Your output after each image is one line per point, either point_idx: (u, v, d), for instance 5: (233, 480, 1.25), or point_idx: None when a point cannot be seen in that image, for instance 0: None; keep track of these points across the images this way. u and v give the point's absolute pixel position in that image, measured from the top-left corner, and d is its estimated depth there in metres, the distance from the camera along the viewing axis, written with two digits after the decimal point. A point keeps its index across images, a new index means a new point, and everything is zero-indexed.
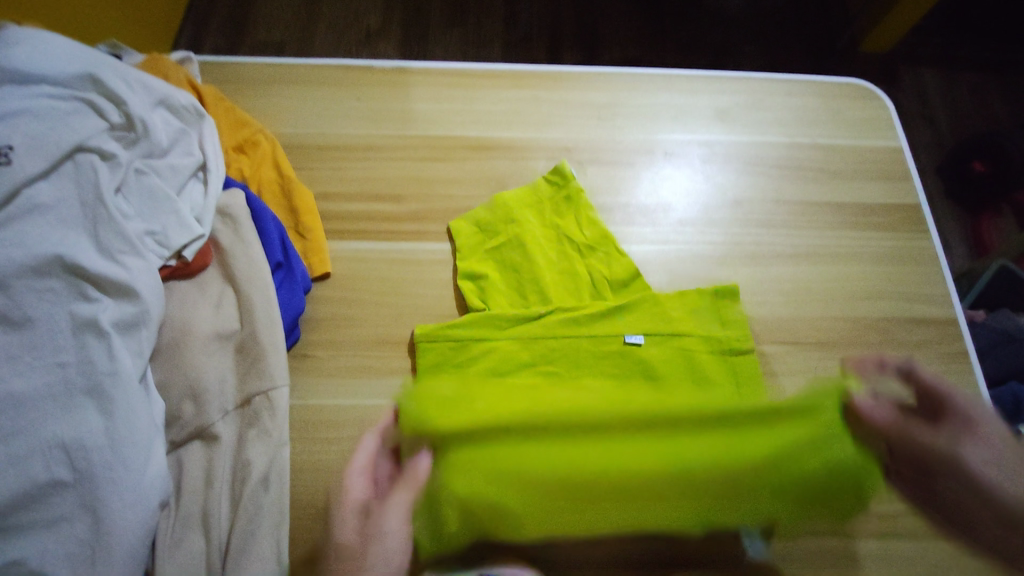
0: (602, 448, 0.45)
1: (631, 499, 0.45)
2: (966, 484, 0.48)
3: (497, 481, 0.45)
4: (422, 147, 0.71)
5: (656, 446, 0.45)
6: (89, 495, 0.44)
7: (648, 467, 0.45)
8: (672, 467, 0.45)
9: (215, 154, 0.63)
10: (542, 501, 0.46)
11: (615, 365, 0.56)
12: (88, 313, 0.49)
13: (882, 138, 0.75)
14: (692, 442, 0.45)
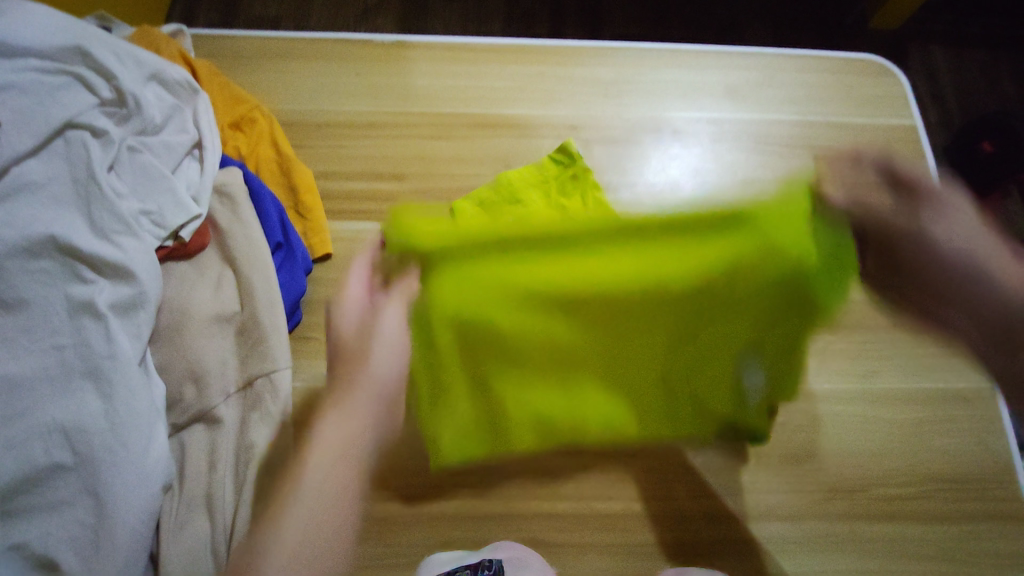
0: (578, 270, 0.47)
1: (609, 309, 0.48)
2: (941, 258, 0.47)
3: (487, 301, 0.48)
4: (424, 124, 0.69)
5: (627, 251, 0.46)
6: (90, 478, 0.44)
7: (622, 279, 0.47)
8: (636, 273, 0.46)
9: (210, 130, 0.60)
10: (528, 351, 0.51)
11: None
12: (83, 295, 0.48)
13: (896, 116, 0.73)
14: (665, 259, 0.46)
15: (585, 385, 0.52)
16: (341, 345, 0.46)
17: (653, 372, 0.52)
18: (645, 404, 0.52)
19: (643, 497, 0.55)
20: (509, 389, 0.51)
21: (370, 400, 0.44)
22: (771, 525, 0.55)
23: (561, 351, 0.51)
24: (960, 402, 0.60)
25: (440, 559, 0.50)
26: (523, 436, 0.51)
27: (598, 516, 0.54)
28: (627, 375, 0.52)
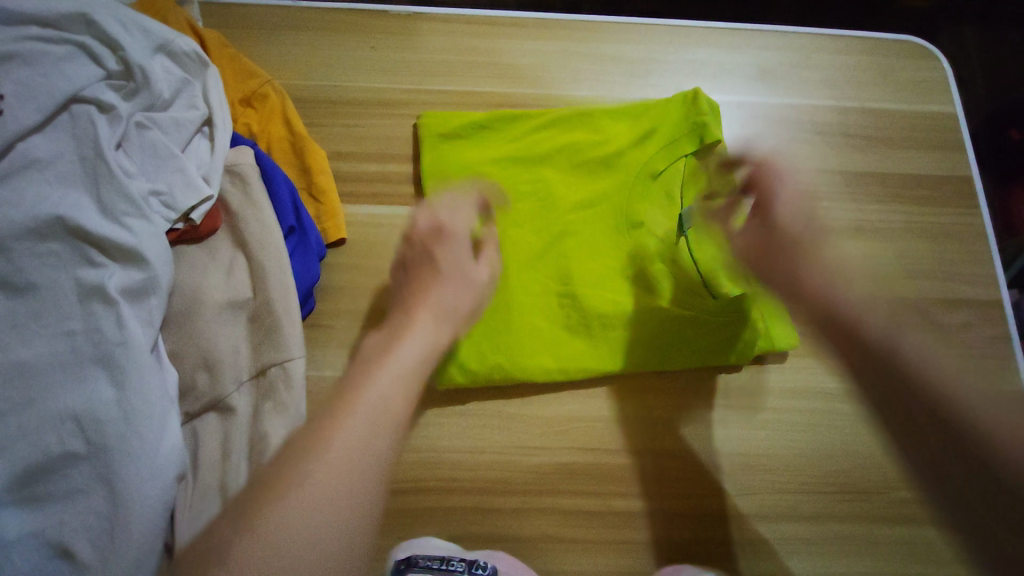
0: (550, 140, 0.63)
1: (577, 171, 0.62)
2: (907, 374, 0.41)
3: (484, 158, 0.61)
4: (441, 104, 0.65)
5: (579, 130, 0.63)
6: (105, 467, 0.43)
7: (581, 146, 0.62)
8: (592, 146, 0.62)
9: (221, 107, 0.58)
10: (533, 224, 0.60)
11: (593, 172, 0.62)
12: (93, 279, 0.46)
13: (936, 103, 0.69)
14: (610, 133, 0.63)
15: (578, 254, 0.59)
16: (410, 274, 0.50)
17: (630, 239, 0.60)
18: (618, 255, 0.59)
19: (661, 495, 0.54)
20: (515, 260, 0.58)
21: (431, 313, 0.46)
22: (790, 525, 0.54)
23: (546, 199, 0.60)
24: None
25: (434, 541, 0.51)
26: (533, 335, 0.56)
27: (617, 514, 0.53)
28: (606, 245, 0.60)
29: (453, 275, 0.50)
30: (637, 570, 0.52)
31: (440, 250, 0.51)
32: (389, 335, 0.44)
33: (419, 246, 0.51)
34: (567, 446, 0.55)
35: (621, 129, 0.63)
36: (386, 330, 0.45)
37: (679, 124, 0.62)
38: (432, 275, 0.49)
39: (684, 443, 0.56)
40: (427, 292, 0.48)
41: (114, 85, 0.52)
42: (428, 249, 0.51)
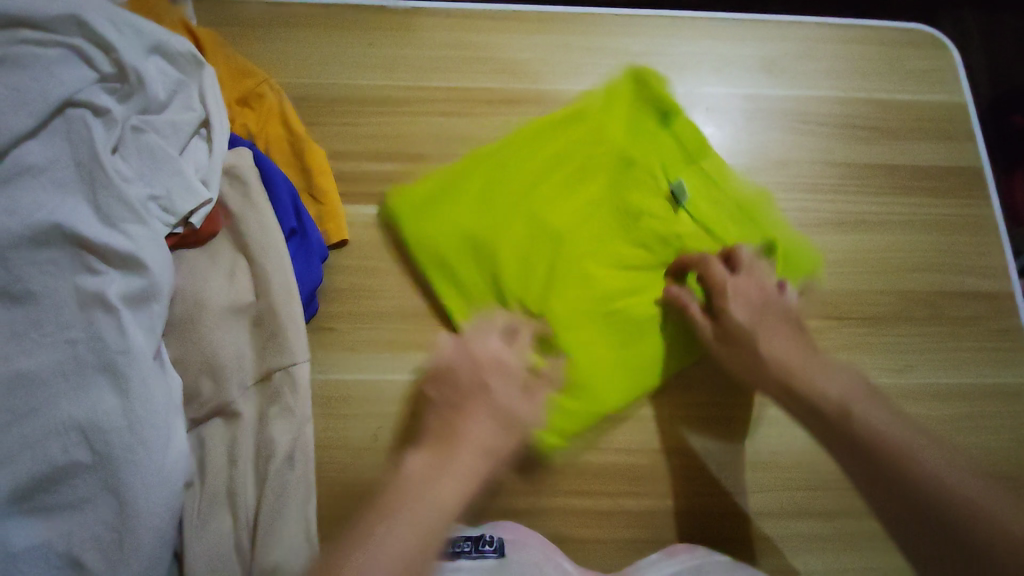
0: (502, 173, 0.60)
1: (555, 197, 0.60)
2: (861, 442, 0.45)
3: (458, 220, 0.58)
4: (441, 101, 0.65)
5: (519, 150, 0.61)
6: (110, 477, 0.43)
7: (535, 171, 0.60)
8: (552, 167, 0.61)
9: (218, 108, 0.57)
10: (550, 263, 0.57)
11: (571, 191, 0.60)
12: (94, 287, 0.46)
13: (943, 93, 0.68)
14: (555, 146, 0.61)
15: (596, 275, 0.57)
16: (456, 396, 0.50)
17: (637, 232, 0.60)
18: (632, 249, 0.59)
19: (670, 493, 0.54)
20: (544, 306, 0.56)
21: (473, 454, 0.47)
22: (798, 521, 0.54)
23: (540, 234, 0.58)
24: (995, 398, 0.58)
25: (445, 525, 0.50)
26: (584, 374, 0.54)
27: (627, 513, 0.53)
28: (617, 248, 0.59)
29: (497, 410, 0.50)
30: None
31: (494, 385, 0.50)
32: (436, 463, 0.46)
33: (470, 375, 0.51)
34: (576, 445, 0.55)
35: (584, 131, 0.62)
36: (433, 450, 0.47)
37: (638, 103, 0.63)
38: (483, 407, 0.49)
39: (693, 441, 0.55)
40: (473, 425, 0.48)
41: (109, 88, 0.51)
42: (483, 378, 0.51)
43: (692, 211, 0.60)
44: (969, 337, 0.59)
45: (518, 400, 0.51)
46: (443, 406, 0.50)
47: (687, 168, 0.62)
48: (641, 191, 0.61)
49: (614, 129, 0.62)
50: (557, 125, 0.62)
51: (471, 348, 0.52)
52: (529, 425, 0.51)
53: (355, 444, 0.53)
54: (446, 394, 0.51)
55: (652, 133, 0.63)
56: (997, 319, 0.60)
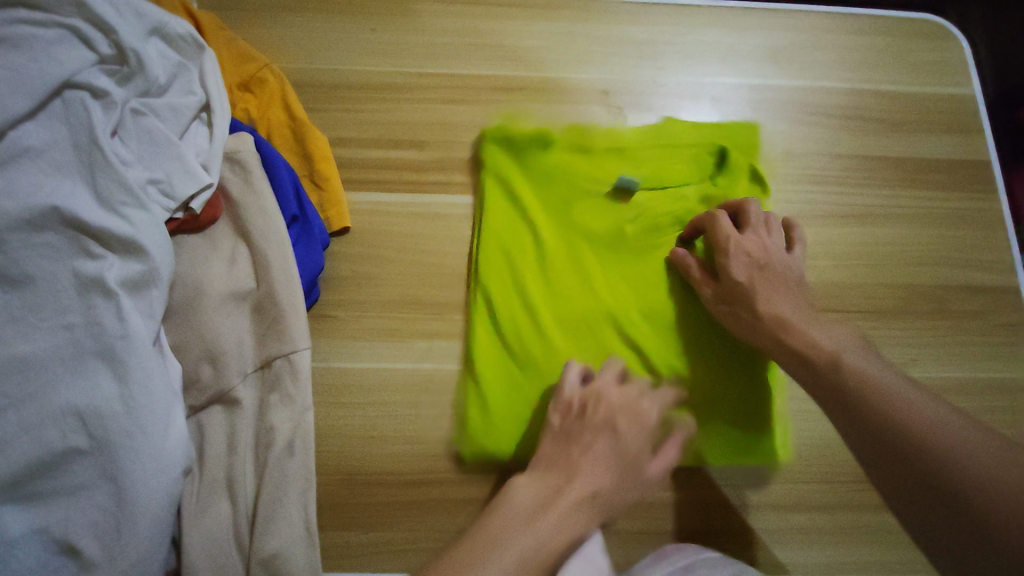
0: (498, 285, 0.56)
1: (565, 271, 0.57)
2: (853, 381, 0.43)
3: (498, 349, 0.55)
4: (444, 88, 0.64)
5: (489, 251, 0.57)
6: (109, 464, 0.42)
7: (523, 265, 0.57)
8: (546, 251, 0.57)
9: (219, 92, 0.56)
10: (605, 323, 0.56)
11: (574, 260, 0.57)
12: (93, 271, 0.45)
13: (952, 85, 0.67)
14: (521, 232, 0.58)
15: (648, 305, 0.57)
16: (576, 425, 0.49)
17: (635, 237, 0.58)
18: (646, 246, 0.58)
19: (672, 485, 0.53)
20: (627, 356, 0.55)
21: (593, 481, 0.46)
22: (802, 515, 0.54)
23: (571, 315, 0.56)
24: (1000, 391, 0.57)
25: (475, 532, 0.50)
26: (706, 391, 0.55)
27: (629, 505, 0.53)
28: (638, 259, 0.58)
29: (625, 457, 0.48)
30: None
31: (622, 431, 0.49)
32: (549, 492, 0.45)
33: (595, 425, 0.49)
34: None
35: (508, 199, 0.59)
36: (547, 480, 0.46)
37: (520, 130, 0.61)
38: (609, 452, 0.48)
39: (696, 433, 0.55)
40: (597, 468, 0.47)
41: (108, 70, 0.50)
42: (610, 427, 0.49)
43: (652, 184, 0.60)
44: (974, 331, 0.59)
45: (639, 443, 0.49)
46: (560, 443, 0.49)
47: (617, 161, 0.61)
48: (606, 216, 0.59)
49: (529, 180, 0.59)
50: (502, 211, 0.58)
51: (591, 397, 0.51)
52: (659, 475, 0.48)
53: (355, 433, 0.53)
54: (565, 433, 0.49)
55: (573, 151, 0.61)
56: (1003, 313, 0.60)
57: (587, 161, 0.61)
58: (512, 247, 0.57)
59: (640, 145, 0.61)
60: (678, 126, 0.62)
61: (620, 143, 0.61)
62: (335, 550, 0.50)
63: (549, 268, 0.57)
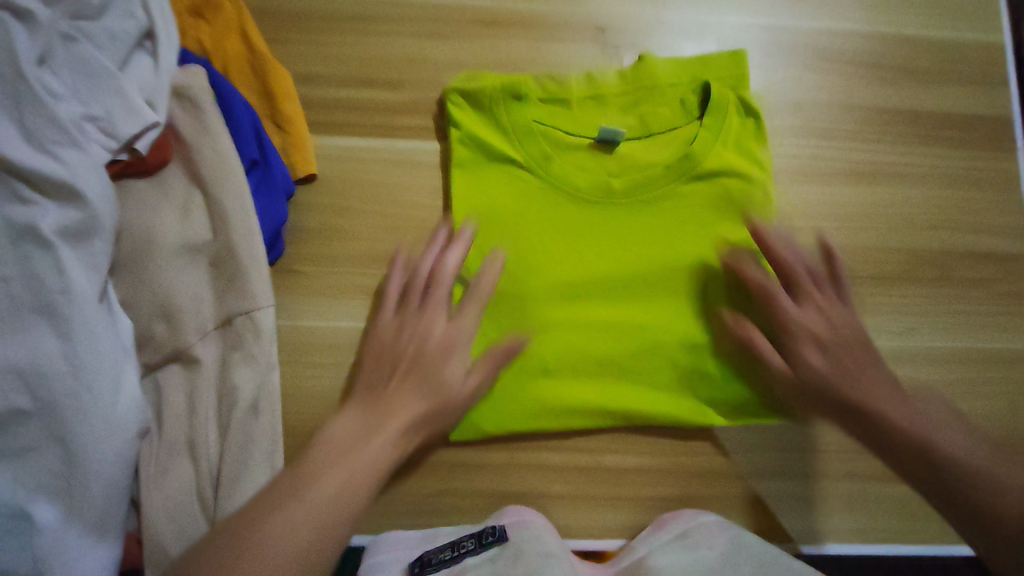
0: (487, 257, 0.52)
1: (557, 240, 0.52)
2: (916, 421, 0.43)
3: (488, 328, 0.51)
4: (424, 21, 0.57)
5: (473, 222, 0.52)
6: (56, 424, 0.40)
7: (510, 235, 0.52)
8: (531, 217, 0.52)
9: (164, 15, 0.49)
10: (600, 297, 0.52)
11: (565, 224, 0.53)
12: (26, 218, 0.41)
13: (981, 31, 0.61)
14: (501, 195, 0.53)
15: (637, 251, 0.53)
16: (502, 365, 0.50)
17: (624, 187, 0.53)
18: (644, 205, 0.53)
19: (653, 452, 0.52)
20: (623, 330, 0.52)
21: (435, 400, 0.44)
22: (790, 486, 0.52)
23: (566, 284, 0.52)
24: (995, 364, 0.55)
25: (390, 539, 0.47)
26: (693, 337, 0.52)
27: (606, 470, 0.51)
28: (633, 221, 0.53)
29: (440, 389, 0.44)
30: (626, 527, 0.51)
31: (441, 366, 0.45)
32: (377, 413, 0.41)
33: (417, 356, 0.45)
34: None
35: (479, 158, 0.53)
36: (363, 416, 0.41)
37: (487, 80, 0.54)
38: (421, 383, 0.44)
39: None
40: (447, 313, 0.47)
41: None
42: (428, 362, 0.45)
43: (635, 132, 0.55)
44: (975, 301, 0.56)
45: (454, 377, 0.45)
46: (377, 384, 0.44)
47: (597, 109, 0.55)
48: (589, 171, 0.54)
49: (501, 135, 0.53)
50: (486, 174, 0.53)
51: (414, 326, 0.46)
52: (574, 353, 0.51)
53: (324, 395, 0.50)
54: (379, 369, 0.45)
55: (554, 102, 0.55)
56: (1008, 282, 0.57)
57: (562, 111, 0.55)
58: (497, 213, 0.52)
59: (624, 93, 0.55)
60: (659, 63, 0.56)
61: (598, 90, 0.55)
62: None
63: (538, 232, 0.52)
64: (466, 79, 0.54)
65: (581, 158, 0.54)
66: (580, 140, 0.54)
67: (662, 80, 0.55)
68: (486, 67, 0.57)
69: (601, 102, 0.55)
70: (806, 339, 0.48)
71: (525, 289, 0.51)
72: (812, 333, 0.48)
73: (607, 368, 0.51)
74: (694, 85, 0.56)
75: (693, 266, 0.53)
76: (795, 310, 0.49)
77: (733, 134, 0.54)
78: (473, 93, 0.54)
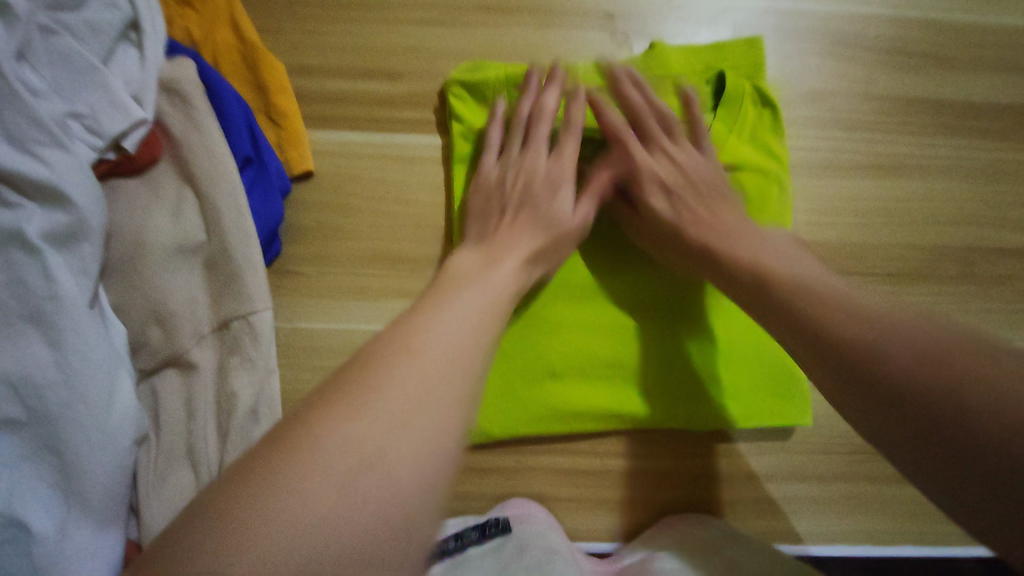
0: None
1: None
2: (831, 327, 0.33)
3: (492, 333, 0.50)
4: (423, 7, 0.54)
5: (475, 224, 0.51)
6: (51, 434, 0.39)
7: None
8: None
9: (149, 5, 0.47)
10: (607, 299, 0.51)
11: None
12: (10, 222, 0.39)
13: (1007, 14, 0.58)
14: None
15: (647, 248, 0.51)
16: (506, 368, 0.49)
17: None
18: None
19: (660, 456, 0.51)
20: (631, 332, 0.50)
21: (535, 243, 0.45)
22: (800, 488, 0.51)
23: (571, 286, 0.50)
24: None
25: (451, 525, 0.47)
26: (703, 338, 0.50)
27: (612, 473, 0.51)
28: None
29: (549, 218, 0.46)
30: (633, 531, 0.50)
31: (548, 198, 0.47)
32: (483, 261, 0.42)
33: (521, 189, 0.47)
34: None
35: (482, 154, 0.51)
36: (477, 254, 0.42)
37: (491, 71, 0.52)
38: (531, 215, 0.46)
39: None
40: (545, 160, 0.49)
41: None
42: (535, 194, 0.47)
43: None
44: (994, 299, 0.55)
45: (562, 209, 0.47)
46: (488, 197, 0.48)
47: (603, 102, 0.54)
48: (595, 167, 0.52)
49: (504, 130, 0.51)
50: None
51: (518, 165, 0.49)
52: (580, 356, 0.50)
53: None
54: (489, 199, 0.48)
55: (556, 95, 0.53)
56: None
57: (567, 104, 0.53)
58: None
59: None
60: (669, 50, 0.53)
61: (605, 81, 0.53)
62: None
63: None
64: (468, 69, 0.52)
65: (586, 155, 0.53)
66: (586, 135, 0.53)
67: (673, 70, 0.53)
68: (488, 56, 0.55)
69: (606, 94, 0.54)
70: (650, 183, 0.49)
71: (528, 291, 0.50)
72: (659, 177, 0.49)
73: (614, 371, 0.50)
74: (707, 75, 0.54)
75: None
76: (647, 159, 0.49)
77: (745, 128, 0.53)
78: (475, 84, 0.52)
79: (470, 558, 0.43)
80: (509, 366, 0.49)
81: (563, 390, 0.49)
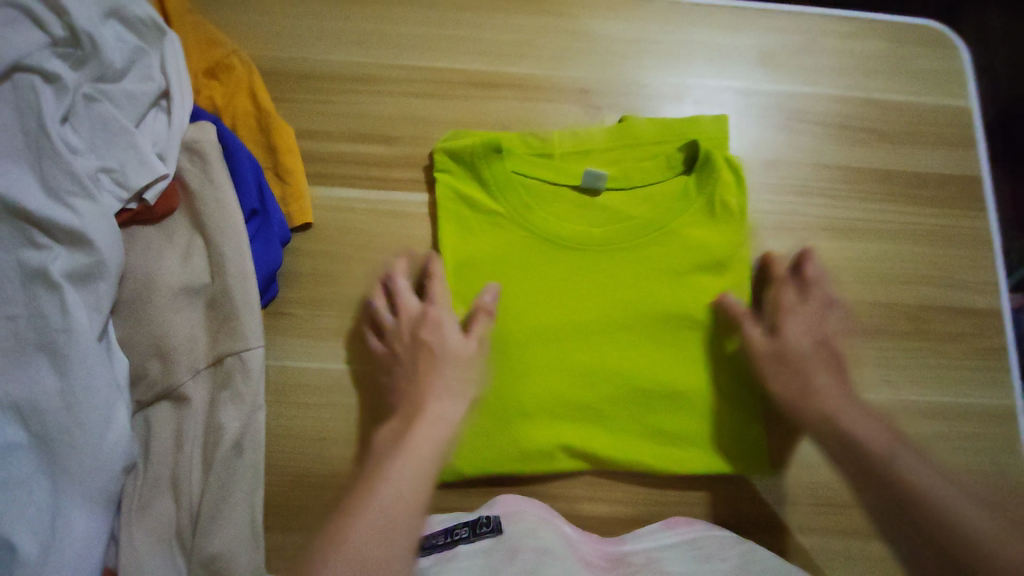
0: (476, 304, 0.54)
1: (547, 290, 0.55)
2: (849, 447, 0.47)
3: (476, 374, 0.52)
4: (420, 83, 0.62)
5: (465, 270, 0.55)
6: (50, 458, 0.42)
7: (501, 283, 0.55)
8: (522, 266, 0.55)
9: (179, 76, 0.54)
10: (589, 344, 0.54)
11: (555, 274, 0.55)
12: (37, 262, 0.44)
13: (947, 96, 0.64)
14: (492, 241, 0.55)
15: (626, 297, 0.55)
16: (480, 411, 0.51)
17: (606, 235, 0.56)
18: (631, 257, 0.56)
19: (629, 501, 0.53)
20: (613, 379, 0.53)
21: (440, 392, 0.48)
22: (758, 536, 0.53)
23: (555, 332, 0.54)
24: (971, 420, 0.56)
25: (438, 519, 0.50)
26: (677, 386, 0.53)
27: (583, 518, 0.53)
28: (620, 271, 0.55)
29: (444, 354, 0.50)
30: None
31: (438, 335, 0.51)
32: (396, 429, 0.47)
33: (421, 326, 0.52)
34: None
35: (467, 208, 0.56)
36: (396, 423, 0.48)
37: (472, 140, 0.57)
38: (430, 356, 0.50)
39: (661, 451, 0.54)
40: (414, 303, 0.53)
41: (61, 53, 0.49)
42: (422, 336, 0.51)
43: (618, 183, 0.58)
44: (950, 354, 0.57)
45: (450, 341, 0.51)
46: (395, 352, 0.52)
47: (582, 162, 0.59)
48: (575, 220, 0.57)
49: (484, 189, 0.56)
50: (477, 220, 0.56)
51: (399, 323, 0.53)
52: (555, 403, 0.52)
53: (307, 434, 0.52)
54: (392, 357, 0.52)
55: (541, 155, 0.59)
56: (982, 337, 0.58)
57: (547, 163, 0.58)
58: (488, 259, 0.55)
59: (607, 144, 0.59)
60: (642, 122, 0.59)
61: (585, 144, 0.59)
62: (283, 550, 0.50)
63: (527, 281, 0.55)
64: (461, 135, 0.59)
65: (568, 210, 0.57)
66: (566, 191, 0.58)
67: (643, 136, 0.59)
68: (476, 126, 0.61)
69: (584, 154, 0.59)
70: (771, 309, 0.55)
71: (513, 337, 0.53)
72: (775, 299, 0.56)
73: (594, 417, 0.52)
74: (677, 143, 0.59)
75: (677, 317, 0.55)
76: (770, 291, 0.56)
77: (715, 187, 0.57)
78: (458, 155, 0.56)
79: (461, 554, 0.45)
80: (492, 408, 0.51)
81: (544, 433, 0.52)
